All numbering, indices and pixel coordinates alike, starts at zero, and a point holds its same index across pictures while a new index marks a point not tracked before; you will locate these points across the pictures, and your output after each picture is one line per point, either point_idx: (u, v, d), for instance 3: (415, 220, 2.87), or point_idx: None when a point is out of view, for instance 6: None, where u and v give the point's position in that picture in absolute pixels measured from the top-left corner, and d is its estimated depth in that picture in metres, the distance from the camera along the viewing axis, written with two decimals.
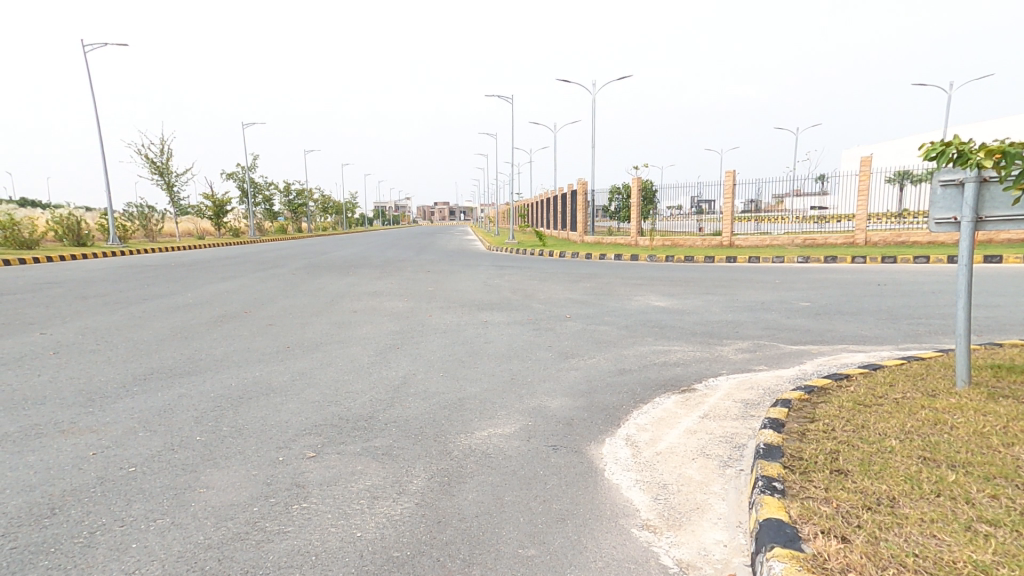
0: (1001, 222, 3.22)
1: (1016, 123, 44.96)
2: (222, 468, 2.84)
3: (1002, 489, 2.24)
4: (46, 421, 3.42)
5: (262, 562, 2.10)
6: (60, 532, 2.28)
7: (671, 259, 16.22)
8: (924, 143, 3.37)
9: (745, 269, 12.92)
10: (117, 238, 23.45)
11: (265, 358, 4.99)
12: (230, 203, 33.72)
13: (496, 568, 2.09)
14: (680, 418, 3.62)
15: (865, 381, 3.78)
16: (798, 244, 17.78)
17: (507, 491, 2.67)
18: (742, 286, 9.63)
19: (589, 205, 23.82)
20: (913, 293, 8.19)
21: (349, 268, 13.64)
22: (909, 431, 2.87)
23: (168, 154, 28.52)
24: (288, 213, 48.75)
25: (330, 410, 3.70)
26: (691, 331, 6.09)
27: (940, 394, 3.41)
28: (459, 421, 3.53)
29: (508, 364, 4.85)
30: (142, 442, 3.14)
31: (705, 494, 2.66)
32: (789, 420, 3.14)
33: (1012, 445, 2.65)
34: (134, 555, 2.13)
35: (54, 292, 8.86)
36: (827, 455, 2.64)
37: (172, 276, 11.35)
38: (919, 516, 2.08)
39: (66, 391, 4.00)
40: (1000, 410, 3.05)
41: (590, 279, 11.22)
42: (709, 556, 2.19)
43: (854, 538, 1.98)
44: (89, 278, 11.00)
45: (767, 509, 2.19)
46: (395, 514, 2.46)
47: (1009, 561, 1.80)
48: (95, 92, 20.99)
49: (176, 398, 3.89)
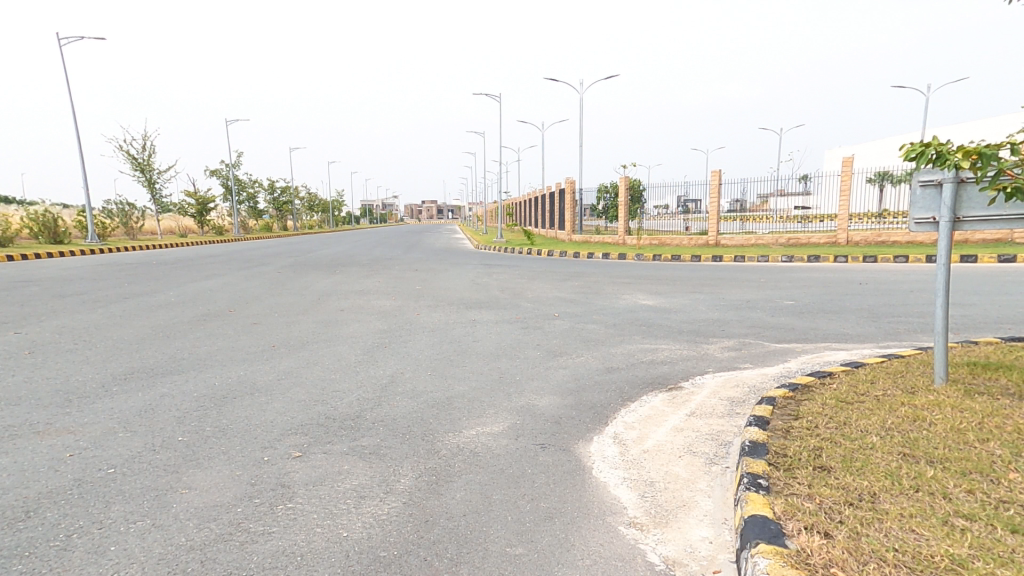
0: (978, 222, 3.29)
1: (992, 126, 45.96)
2: (205, 469, 2.81)
3: (978, 484, 2.29)
4: (21, 423, 3.35)
5: (246, 564, 2.08)
6: (35, 535, 2.23)
7: (658, 258, 16.34)
8: (903, 144, 3.34)
9: (730, 268, 13.05)
10: (96, 236, 23.04)
11: (250, 357, 4.93)
12: (213, 201, 33.29)
13: (483, 567, 2.08)
14: (667, 416, 3.64)
15: (847, 379, 3.84)
16: (782, 243, 18.01)
17: (495, 490, 2.67)
18: (727, 285, 9.72)
19: (577, 204, 23.95)
20: (892, 292, 8.34)
21: (335, 267, 13.48)
22: (889, 427, 2.92)
23: (150, 150, 28.10)
24: (274, 211, 48.32)
25: (316, 409, 3.67)
26: (678, 330, 6.14)
27: (919, 392, 3.47)
28: (447, 420, 3.52)
29: (496, 363, 4.84)
30: (122, 443, 3.09)
31: (691, 491, 2.69)
32: (774, 417, 3.18)
33: (987, 440, 2.71)
34: (112, 558, 2.09)
35: (30, 291, 8.67)
36: (811, 452, 2.67)
37: (154, 274, 11.18)
38: (899, 511, 2.12)
39: (43, 391, 3.92)
40: (976, 407, 3.11)
41: (578, 278, 11.23)
42: (696, 553, 2.21)
43: (836, 533, 2.01)
44: (67, 276, 10.78)
45: (752, 506, 2.21)
46: (381, 513, 2.45)
47: (984, 554, 1.84)
48: (72, 88, 20.54)
49: (158, 398, 3.83)
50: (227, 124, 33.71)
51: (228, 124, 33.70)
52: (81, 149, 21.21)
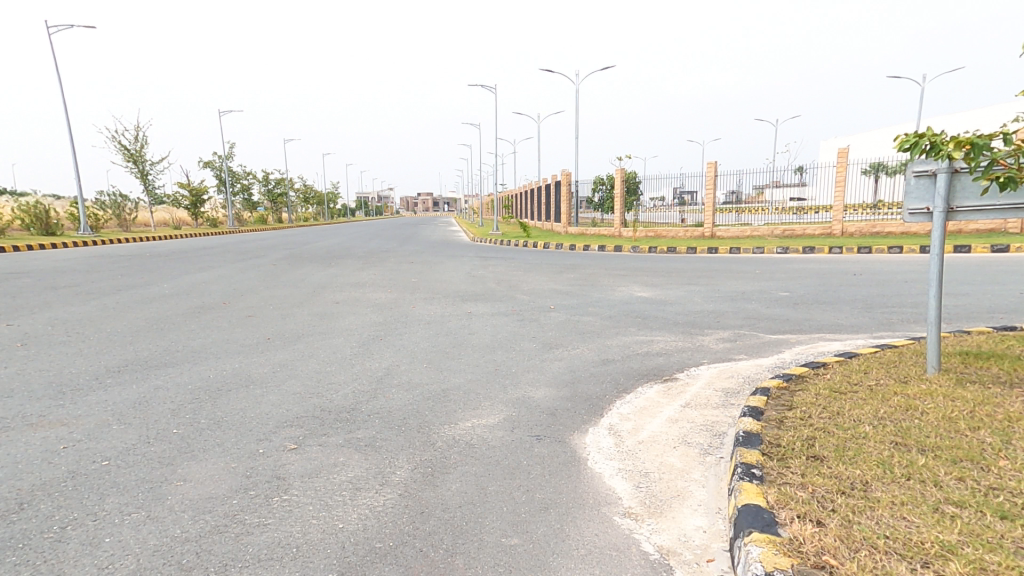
0: (972, 212, 3.29)
1: (987, 117, 46.02)
2: (200, 461, 2.80)
3: (969, 472, 2.31)
4: (14, 415, 3.34)
5: (241, 555, 2.08)
6: (29, 527, 2.22)
7: (654, 250, 16.34)
8: (899, 134, 3.36)
9: (726, 260, 13.06)
10: (88, 227, 22.89)
11: (244, 350, 4.92)
12: (207, 193, 33.02)
13: (478, 558, 2.09)
14: (662, 407, 3.66)
15: (841, 369, 3.86)
16: (777, 235, 18.11)
17: (491, 481, 2.68)
18: (722, 277, 9.74)
19: (573, 196, 23.99)
20: (886, 283, 8.37)
21: (329, 260, 13.40)
22: (882, 417, 2.94)
23: (142, 142, 27.75)
24: (268, 203, 48.08)
25: (312, 401, 3.67)
26: (673, 321, 6.16)
27: (912, 380, 3.49)
28: (443, 413, 3.52)
29: (491, 355, 4.84)
30: (116, 435, 3.08)
31: (686, 481, 2.70)
32: (768, 407, 3.20)
33: (979, 429, 2.72)
34: (107, 550, 2.09)
35: (22, 283, 8.61)
36: (804, 442, 2.69)
37: (147, 266, 11.11)
38: (890, 499, 2.14)
39: (36, 383, 3.89)
40: (968, 396, 3.13)
41: (574, 270, 11.20)
42: (690, 542, 2.22)
43: (828, 521, 2.02)
44: (59, 268, 10.70)
45: (746, 495, 2.23)
46: (377, 505, 2.45)
47: (974, 540, 1.86)
48: (62, 76, 20.28)
49: (152, 390, 3.81)
50: (221, 115, 33.47)
51: (222, 116, 33.43)
52: (73, 142, 20.97)
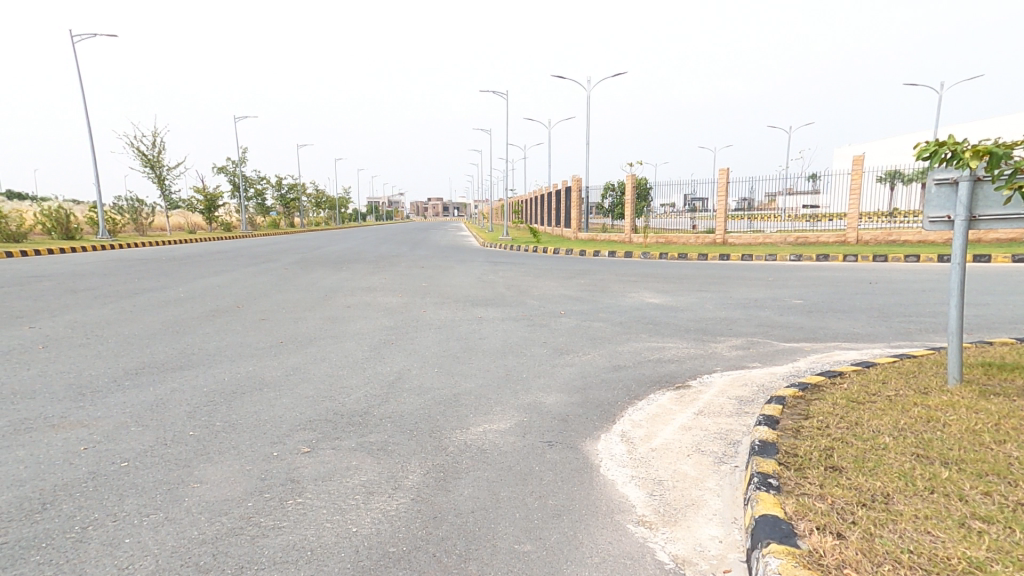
0: (994, 221, 3.21)
1: (1006, 125, 45.34)
2: (215, 463, 2.82)
3: (995, 486, 2.26)
4: (35, 416, 3.38)
5: (257, 558, 2.08)
6: (52, 527, 2.25)
7: (665, 256, 16.30)
8: (918, 142, 3.32)
9: (738, 267, 12.96)
10: (107, 232, 23.23)
11: (258, 353, 4.96)
12: (221, 198, 33.40)
13: (492, 564, 2.08)
14: (675, 415, 3.63)
15: (858, 378, 3.81)
16: (790, 242, 17.96)
17: (503, 487, 2.67)
18: (734, 284, 9.67)
19: (583, 202, 24.03)
20: (903, 292, 8.26)
21: (341, 264, 13.49)
22: (902, 428, 2.90)
23: (160, 147, 28.15)
24: (281, 207, 48.74)
25: (325, 405, 3.68)
26: (686, 328, 6.12)
27: (932, 392, 3.44)
28: (455, 417, 3.52)
29: (502, 360, 4.84)
30: (133, 436, 3.11)
31: (700, 490, 2.68)
32: (784, 416, 3.16)
33: (1003, 442, 2.67)
34: (127, 550, 2.11)
35: (41, 286, 8.73)
36: (822, 452, 2.65)
37: (162, 270, 11.22)
38: (914, 512, 2.10)
39: (56, 385, 3.95)
40: (991, 408, 3.08)
41: (584, 276, 11.20)
42: (705, 552, 2.20)
43: (849, 534, 2.00)
44: (78, 271, 10.87)
45: (763, 505, 2.20)
46: (390, 509, 2.45)
47: (1002, 557, 1.81)
48: (82, 81, 20.58)
49: (168, 392, 3.85)
50: (236, 119, 33.86)
51: (237, 120, 33.84)
52: (93, 149, 21.30)
